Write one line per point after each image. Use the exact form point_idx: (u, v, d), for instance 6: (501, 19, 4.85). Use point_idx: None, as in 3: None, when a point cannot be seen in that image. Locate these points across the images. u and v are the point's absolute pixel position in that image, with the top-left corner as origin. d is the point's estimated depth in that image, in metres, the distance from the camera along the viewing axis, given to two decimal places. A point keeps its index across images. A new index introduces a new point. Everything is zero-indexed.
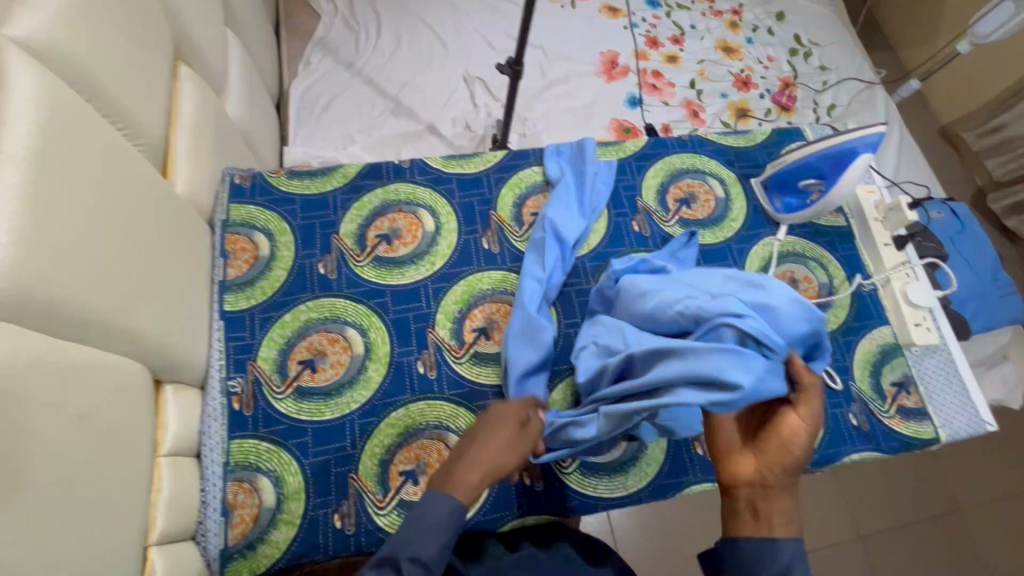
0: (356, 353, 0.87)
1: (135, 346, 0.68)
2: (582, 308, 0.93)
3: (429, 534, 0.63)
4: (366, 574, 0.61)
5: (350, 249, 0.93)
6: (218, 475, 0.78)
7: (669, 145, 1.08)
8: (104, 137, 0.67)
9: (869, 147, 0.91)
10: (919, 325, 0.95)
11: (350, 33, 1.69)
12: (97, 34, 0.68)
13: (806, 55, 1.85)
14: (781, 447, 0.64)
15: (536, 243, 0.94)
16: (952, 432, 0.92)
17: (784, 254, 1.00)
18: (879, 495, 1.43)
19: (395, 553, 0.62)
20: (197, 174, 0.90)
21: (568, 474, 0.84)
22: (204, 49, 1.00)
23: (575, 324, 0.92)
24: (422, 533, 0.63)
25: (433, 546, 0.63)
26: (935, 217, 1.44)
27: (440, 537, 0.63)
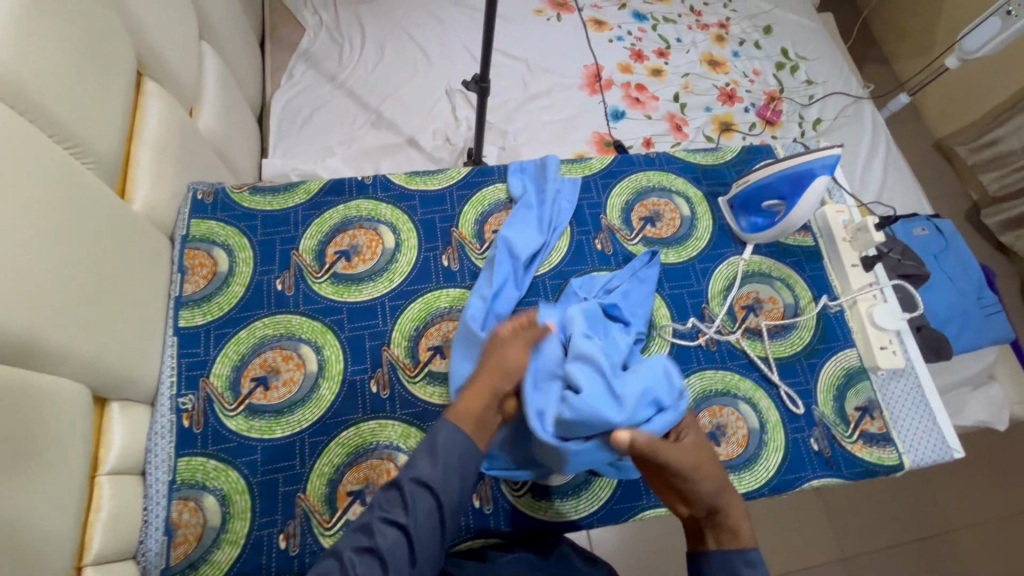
0: (310, 370, 0.87)
1: (75, 365, 0.68)
2: None
3: (432, 456, 0.71)
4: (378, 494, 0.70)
5: (309, 265, 0.94)
6: (163, 493, 0.78)
7: (636, 163, 1.07)
8: (49, 157, 0.67)
9: (827, 169, 0.91)
10: (885, 348, 0.93)
11: (334, 46, 1.70)
12: (44, 54, 0.68)
13: (793, 69, 1.84)
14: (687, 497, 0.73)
15: (491, 261, 0.93)
16: (917, 458, 0.89)
17: (748, 274, 0.99)
18: (863, 517, 1.40)
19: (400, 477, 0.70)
20: (158, 190, 0.91)
21: (518, 496, 0.83)
22: (173, 66, 1.01)
23: None
24: (427, 458, 0.71)
25: (436, 472, 0.70)
26: (918, 233, 1.41)
27: (446, 463, 0.71)
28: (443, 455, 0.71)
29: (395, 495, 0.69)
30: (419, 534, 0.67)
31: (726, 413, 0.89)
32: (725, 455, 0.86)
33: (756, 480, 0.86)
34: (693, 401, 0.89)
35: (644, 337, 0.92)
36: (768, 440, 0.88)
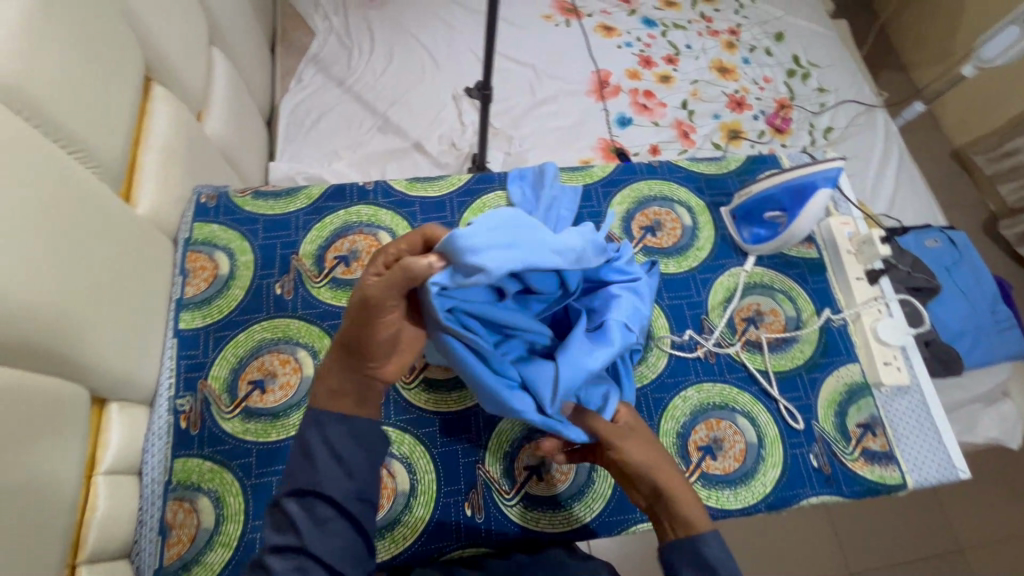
0: (306, 374, 0.87)
1: (75, 367, 0.69)
2: None
3: (321, 457, 0.64)
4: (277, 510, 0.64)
5: (308, 269, 0.95)
6: (159, 493, 0.79)
7: (637, 171, 1.07)
8: (54, 163, 0.69)
9: (829, 181, 0.90)
10: (888, 363, 0.91)
11: (343, 50, 1.71)
12: (51, 62, 0.70)
13: (805, 76, 1.81)
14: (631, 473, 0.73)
15: None
16: (920, 478, 0.87)
17: (749, 285, 0.98)
18: (869, 533, 1.37)
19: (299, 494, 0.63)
20: (163, 193, 0.92)
21: (510, 506, 0.82)
22: (181, 71, 1.03)
23: None
24: (317, 460, 0.64)
25: (331, 470, 0.64)
26: (930, 245, 1.38)
27: (349, 468, 0.64)
28: (335, 445, 0.65)
29: (282, 518, 0.63)
30: (321, 544, 0.61)
31: (723, 427, 0.88)
32: (721, 469, 0.85)
33: (752, 496, 0.84)
34: (690, 414, 0.88)
35: (642, 347, 0.91)
36: (766, 455, 0.87)
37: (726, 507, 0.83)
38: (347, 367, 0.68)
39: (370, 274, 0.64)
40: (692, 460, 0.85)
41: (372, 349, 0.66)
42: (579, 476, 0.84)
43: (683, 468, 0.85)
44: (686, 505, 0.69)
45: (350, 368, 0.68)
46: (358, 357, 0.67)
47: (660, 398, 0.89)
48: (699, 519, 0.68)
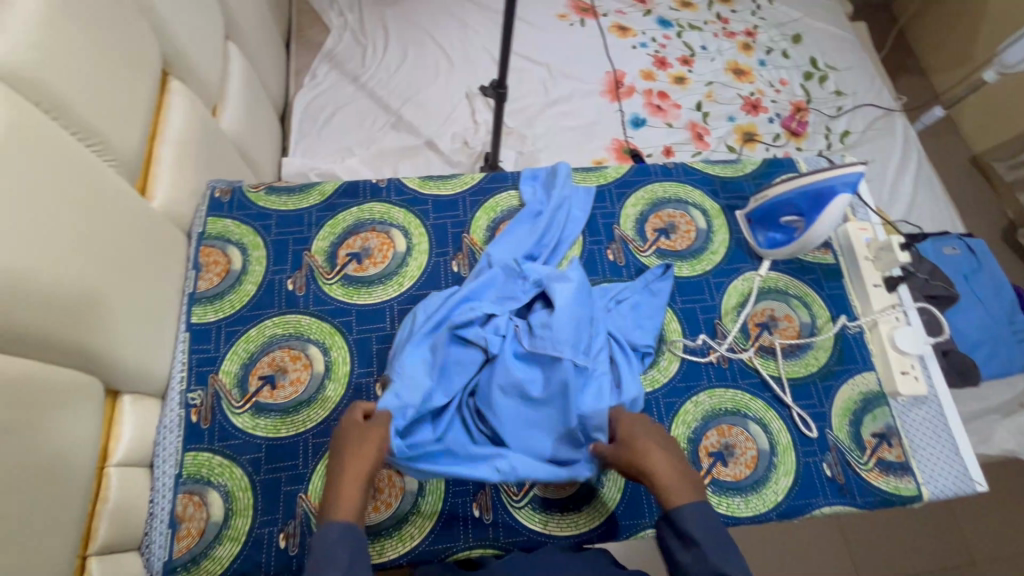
0: (316, 371, 0.87)
1: (89, 359, 0.69)
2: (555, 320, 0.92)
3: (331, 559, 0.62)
4: None
5: (320, 266, 0.95)
6: (169, 486, 0.80)
7: (652, 173, 1.05)
8: (71, 155, 0.69)
9: (848, 186, 0.87)
10: (906, 373, 0.90)
11: (358, 47, 1.72)
12: (71, 54, 0.70)
13: (822, 79, 1.79)
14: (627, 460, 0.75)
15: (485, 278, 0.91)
16: (936, 490, 0.86)
17: (764, 290, 0.97)
18: (879, 545, 1.35)
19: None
20: (177, 188, 0.93)
21: (518, 507, 0.82)
22: (198, 66, 1.04)
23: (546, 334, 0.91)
24: (326, 560, 0.62)
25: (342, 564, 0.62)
26: (948, 252, 1.36)
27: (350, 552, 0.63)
28: (343, 548, 0.63)
29: None
30: None
31: (734, 433, 0.87)
32: (732, 476, 0.84)
33: (763, 504, 0.83)
34: (701, 419, 0.87)
35: (653, 351, 0.90)
36: (778, 463, 0.85)
37: (737, 514, 0.82)
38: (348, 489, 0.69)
39: (353, 413, 0.77)
40: (702, 466, 0.84)
41: (361, 462, 0.71)
42: (588, 479, 0.84)
43: None
44: (662, 483, 0.71)
45: (342, 482, 0.70)
46: (353, 470, 0.70)
47: (670, 402, 0.88)
48: (674, 495, 0.69)
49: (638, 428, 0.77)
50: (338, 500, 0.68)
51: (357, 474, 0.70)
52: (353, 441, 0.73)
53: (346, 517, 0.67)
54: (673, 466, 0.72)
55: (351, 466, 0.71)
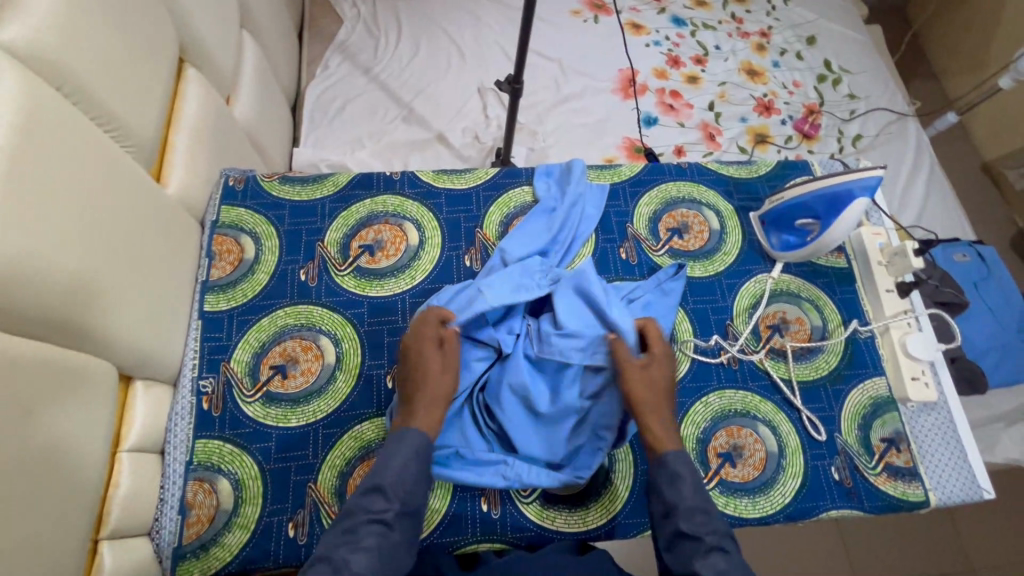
0: (327, 362, 0.87)
1: (105, 344, 0.70)
2: None
3: (406, 460, 0.70)
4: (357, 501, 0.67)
5: (333, 257, 0.95)
6: (180, 473, 0.80)
7: (666, 172, 1.05)
8: (90, 140, 0.69)
9: (867, 191, 0.87)
10: (916, 379, 0.90)
11: (370, 38, 1.71)
12: (91, 38, 0.70)
13: (836, 82, 1.78)
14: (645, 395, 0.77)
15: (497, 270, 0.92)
16: (943, 496, 0.86)
17: (776, 293, 0.97)
18: (881, 551, 1.34)
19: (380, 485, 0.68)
20: (192, 175, 0.93)
21: (526, 503, 0.82)
22: (215, 54, 1.03)
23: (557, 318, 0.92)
24: (398, 461, 0.70)
25: (411, 474, 0.70)
26: (958, 259, 1.35)
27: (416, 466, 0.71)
28: (416, 459, 0.71)
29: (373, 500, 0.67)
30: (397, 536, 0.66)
31: (743, 434, 0.87)
32: (740, 477, 0.84)
33: (771, 505, 0.83)
34: (710, 419, 0.87)
35: None
36: (787, 465, 0.85)
37: (745, 515, 0.83)
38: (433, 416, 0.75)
39: (429, 330, 0.81)
40: (711, 466, 0.85)
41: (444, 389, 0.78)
42: (597, 476, 0.84)
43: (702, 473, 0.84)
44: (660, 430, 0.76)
45: (427, 401, 0.76)
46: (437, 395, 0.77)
47: (680, 402, 0.88)
48: (663, 441, 0.75)
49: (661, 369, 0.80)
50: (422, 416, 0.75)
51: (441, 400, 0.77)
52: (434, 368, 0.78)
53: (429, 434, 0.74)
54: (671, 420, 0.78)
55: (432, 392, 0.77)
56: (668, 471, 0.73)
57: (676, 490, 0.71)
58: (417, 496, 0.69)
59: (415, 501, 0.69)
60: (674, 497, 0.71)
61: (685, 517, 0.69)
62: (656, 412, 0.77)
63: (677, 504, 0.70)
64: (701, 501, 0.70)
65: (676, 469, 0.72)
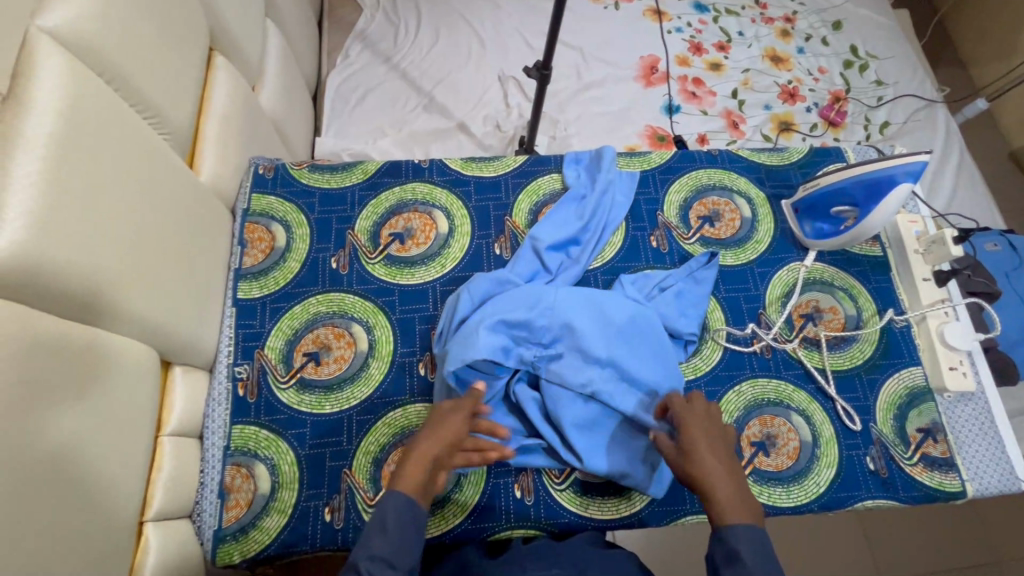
0: (360, 349, 0.88)
1: (148, 329, 0.71)
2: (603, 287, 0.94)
3: (382, 529, 0.63)
4: None
5: (363, 245, 0.95)
6: (218, 458, 0.81)
7: (697, 159, 1.04)
8: (129, 127, 0.70)
9: (910, 176, 0.85)
10: (954, 368, 0.88)
11: (390, 27, 1.70)
12: (129, 25, 0.70)
13: (862, 68, 1.74)
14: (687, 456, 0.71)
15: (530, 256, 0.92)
16: (980, 487, 0.85)
17: (809, 281, 0.96)
18: (904, 541, 1.34)
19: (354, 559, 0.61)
20: (223, 163, 0.93)
21: (559, 490, 0.82)
22: (242, 42, 1.03)
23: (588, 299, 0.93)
24: (376, 528, 0.63)
25: (390, 544, 0.62)
26: (989, 249, 1.32)
27: (397, 531, 0.63)
28: (393, 526, 0.63)
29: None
30: None
31: (777, 424, 0.86)
32: (774, 466, 0.84)
33: (806, 495, 0.83)
34: (744, 408, 0.87)
35: (697, 339, 0.90)
36: (821, 455, 0.85)
37: (779, 504, 0.82)
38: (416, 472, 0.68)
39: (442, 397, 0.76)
40: (744, 456, 0.84)
41: (439, 449, 0.69)
42: None
43: None
44: (719, 496, 0.67)
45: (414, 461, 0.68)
46: (427, 452, 0.69)
47: (712, 390, 0.88)
48: (725, 511, 0.66)
49: (700, 428, 0.73)
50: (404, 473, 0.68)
51: (428, 458, 0.68)
52: (432, 427, 0.72)
53: (407, 493, 0.66)
54: (736, 485, 0.68)
55: (424, 450, 0.69)
56: (727, 548, 0.63)
57: (736, 571, 0.61)
58: (397, 569, 0.61)
59: (396, 574, 0.60)
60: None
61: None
62: (710, 479, 0.68)
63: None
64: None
65: (736, 544, 0.63)
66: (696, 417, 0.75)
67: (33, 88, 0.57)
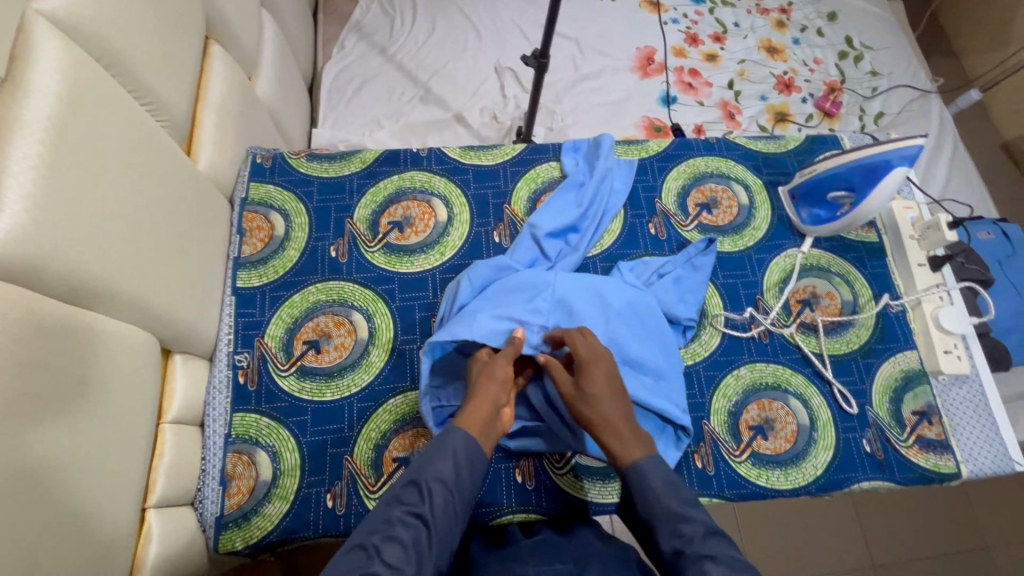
0: (360, 337, 0.88)
1: (148, 316, 0.71)
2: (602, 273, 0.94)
3: (446, 457, 0.67)
4: (392, 493, 0.65)
5: (362, 233, 0.95)
6: (219, 445, 0.81)
7: (694, 147, 1.04)
8: (127, 112, 0.69)
9: (905, 160, 0.86)
10: (948, 352, 0.89)
11: (386, 18, 1.69)
12: (125, 11, 0.70)
13: (857, 59, 1.75)
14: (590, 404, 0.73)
15: (529, 243, 0.93)
16: (975, 468, 0.86)
17: (806, 267, 0.96)
18: (898, 526, 1.35)
19: (416, 476, 0.66)
20: (221, 151, 0.93)
21: (560, 474, 0.83)
22: (239, 30, 1.02)
23: None
24: (437, 455, 0.67)
25: (451, 469, 0.67)
26: (982, 237, 1.33)
27: (459, 462, 0.67)
28: (456, 457, 0.67)
29: (411, 490, 0.65)
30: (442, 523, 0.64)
31: (775, 408, 0.87)
32: (772, 449, 0.85)
33: (803, 477, 0.84)
34: (742, 393, 0.87)
35: (695, 324, 0.91)
36: (818, 438, 0.86)
37: (776, 486, 0.83)
38: (477, 410, 0.71)
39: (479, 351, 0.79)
40: (743, 439, 0.85)
41: (496, 389, 0.74)
42: None
43: (733, 446, 0.85)
44: (616, 443, 0.71)
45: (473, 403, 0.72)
46: (486, 393, 0.73)
47: (711, 375, 0.89)
48: (627, 452, 0.71)
49: (598, 371, 0.75)
50: (464, 413, 0.71)
51: (488, 398, 0.72)
52: (482, 372, 0.75)
53: (469, 429, 0.70)
54: (630, 427, 0.73)
55: (483, 393, 0.73)
56: (640, 486, 0.69)
57: (648, 505, 0.68)
58: (455, 495, 0.66)
59: (451, 500, 0.65)
60: (647, 514, 0.67)
61: (665, 532, 0.65)
62: (608, 422, 0.72)
63: (654, 520, 0.67)
64: (674, 508, 0.66)
65: (642, 482, 0.69)
66: (597, 361, 0.76)
67: (31, 71, 0.56)
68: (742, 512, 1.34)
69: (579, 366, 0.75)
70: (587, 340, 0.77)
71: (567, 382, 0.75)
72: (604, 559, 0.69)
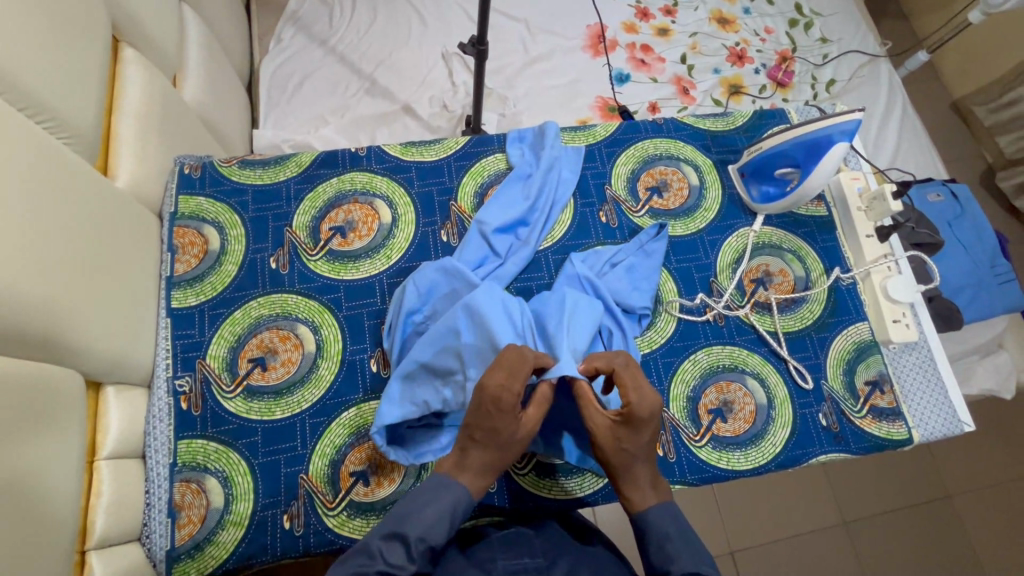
0: (308, 351, 0.85)
1: (69, 352, 0.66)
2: (555, 265, 0.92)
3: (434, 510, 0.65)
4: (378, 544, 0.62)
5: (303, 242, 0.91)
6: (164, 476, 0.78)
7: (642, 130, 1.03)
8: (21, 130, 0.63)
9: (846, 135, 0.85)
10: (898, 321, 0.91)
11: (323, 7, 1.61)
12: (10, 20, 0.63)
13: (807, 26, 1.74)
14: (625, 455, 0.70)
15: (473, 244, 0.90)
16: (926, 432, 0.88)
17: (758, 246, 0.96)
18: (861, 484, 1.39)
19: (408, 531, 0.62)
20: (143, 166, 0.87)
21: (522, 475, 0.82)
22: (154, 32, 0.95)
23: (539, 279, 0.91)
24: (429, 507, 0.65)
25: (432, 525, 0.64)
26: (932, 199, 1.34)
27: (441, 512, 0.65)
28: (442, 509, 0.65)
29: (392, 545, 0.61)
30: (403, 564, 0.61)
31: (733, 389, 0.87)
32: (731, 431, 0.85)
33: (762, 456, 0.84)
34: (700, 377, 0.87)
35: (650, 312, 0.90)
36: (776, 416, 0.86)
37: (737, 468, 0.84)
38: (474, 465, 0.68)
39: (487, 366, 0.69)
40: (702, 424, 0.85)
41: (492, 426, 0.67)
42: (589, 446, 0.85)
43: (693, 431, 0.85)
44: (633, 491, 0.70)
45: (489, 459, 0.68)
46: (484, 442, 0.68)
47: (669, 362, 0.88)
48: (641, 502, 0.70)
49: (643, 425, 0.70)
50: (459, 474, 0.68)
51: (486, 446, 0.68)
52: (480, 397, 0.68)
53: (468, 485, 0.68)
54: (649, 474, 0.71)
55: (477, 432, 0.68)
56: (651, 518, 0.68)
57: (664, 555, 0.66)
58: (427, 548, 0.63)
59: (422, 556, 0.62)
60: (661, 562, 0.66)
61: None
62: (635, 475, 0.70)
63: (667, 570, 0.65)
64: (690, 563, 0.65)
65: (659, 529, 0.68)
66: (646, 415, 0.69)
67: None
68: (720, 493, 1.35)
69: (627, 419, 0.69)
70: (638, 386, 0.70)
71: (605, 438, 0.71)
72: (570, 560, 0.69)
